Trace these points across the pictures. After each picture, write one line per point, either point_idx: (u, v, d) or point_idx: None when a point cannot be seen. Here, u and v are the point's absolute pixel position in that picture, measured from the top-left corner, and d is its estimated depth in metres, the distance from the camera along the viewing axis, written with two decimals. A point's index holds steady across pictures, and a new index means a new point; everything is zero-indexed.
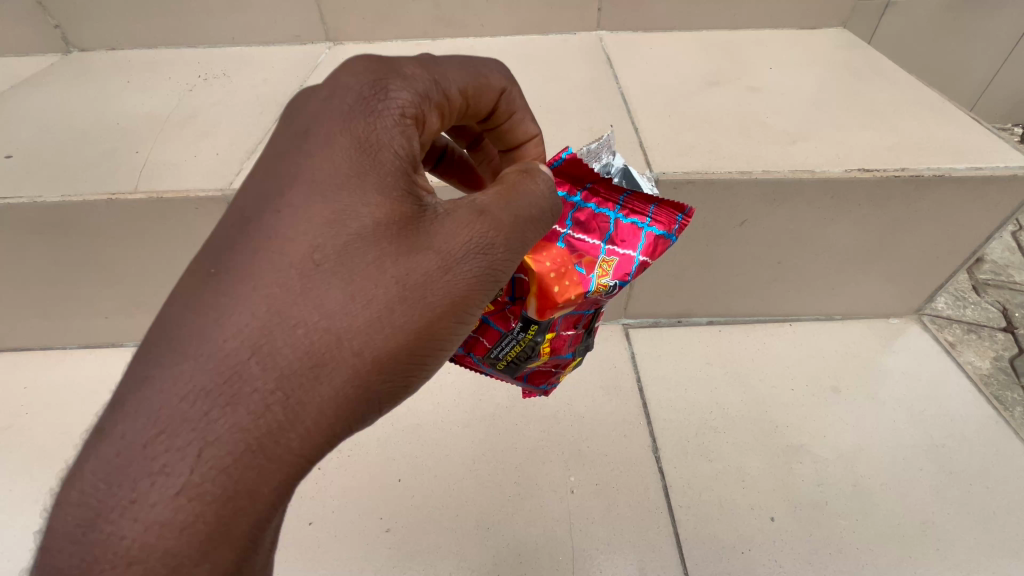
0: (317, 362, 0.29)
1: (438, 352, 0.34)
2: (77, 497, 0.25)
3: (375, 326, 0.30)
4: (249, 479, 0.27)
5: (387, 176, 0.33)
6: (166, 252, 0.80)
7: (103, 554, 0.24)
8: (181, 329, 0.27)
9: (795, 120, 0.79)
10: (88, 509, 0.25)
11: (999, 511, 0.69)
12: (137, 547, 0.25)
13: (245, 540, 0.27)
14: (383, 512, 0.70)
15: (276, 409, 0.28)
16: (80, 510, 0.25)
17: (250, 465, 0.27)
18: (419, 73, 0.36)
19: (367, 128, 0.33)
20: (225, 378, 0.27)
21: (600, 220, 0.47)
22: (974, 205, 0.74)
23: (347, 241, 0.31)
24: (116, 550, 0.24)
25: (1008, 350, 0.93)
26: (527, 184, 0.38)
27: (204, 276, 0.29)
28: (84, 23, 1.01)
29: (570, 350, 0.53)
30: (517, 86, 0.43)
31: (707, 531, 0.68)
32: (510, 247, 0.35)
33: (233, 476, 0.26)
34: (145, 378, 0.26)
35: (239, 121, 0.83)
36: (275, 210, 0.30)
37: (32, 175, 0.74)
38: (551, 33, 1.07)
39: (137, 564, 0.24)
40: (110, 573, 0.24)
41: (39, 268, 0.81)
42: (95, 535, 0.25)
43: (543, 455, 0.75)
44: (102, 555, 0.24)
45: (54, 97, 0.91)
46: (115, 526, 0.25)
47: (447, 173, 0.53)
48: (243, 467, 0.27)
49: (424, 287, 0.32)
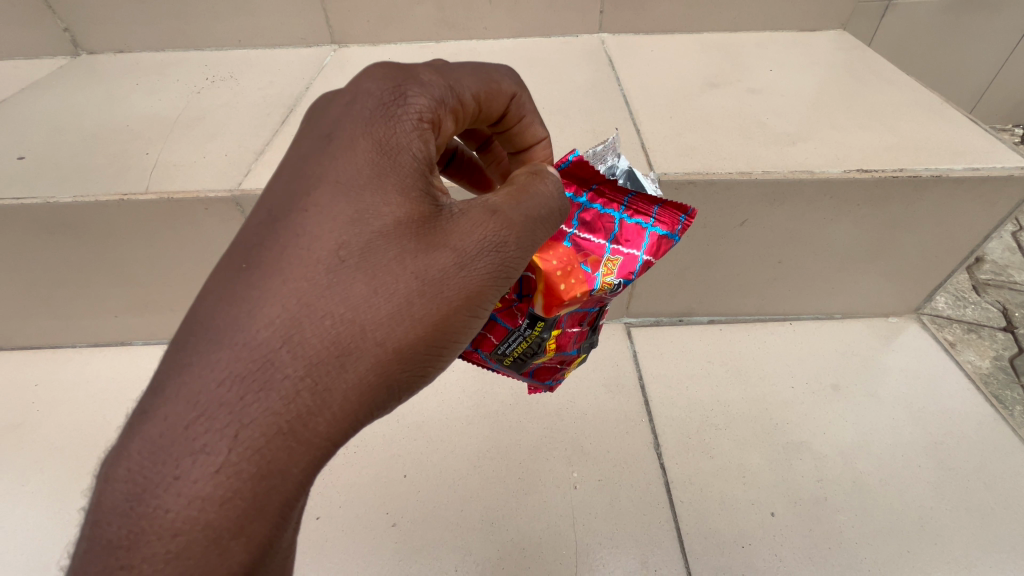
0: (343, 352, 0.30)
1: (454, 344, 0.35)
2: (124, 473, 0.26)
3: (397, 318, 0.32)
4: (281, 460, 0.28)
5: (406, 176, 0.34)
6: (175, 251, 0.81)
7: (150, 525, 0.26)
8: (217, 320, 0.29)
9: (794, 121, 0.80)
10: (135, 484, 0.26)
11: (997, 506, 0.70)
12: (181, 519, 0.26)
13: (277, 517, 0.29)
14: (389, 507, 0.72)
15: (305, 395, 0.29)
16: (127, 485, 0.26)
17: (282, 447, 0.28)
18: (435, 80, 0.37)
19: (387, 131, 0.34)
20: (258, 365, 0.28)
21: (605, 220, 0.48)
22: (972, 205, 0.75)
23: (370, 238, 0.32)
24: (162, 521, 0.26)
25: (1007, 349, 0.94)
26: (538, 185, 0.39)
27: (235, 270, 0.30)
28: (93, 26, 1.03)
29: (575, 347, 0.55)
30: (526, 92, 0.44)
31: (708, 526, 0.69)
32: (522, 245, 0.37)
33: (266, 457, 0.28)
34: (185, 365, 0.28)
35: (248, 123, 0.85)
36: (302, 208, 0.32)
37: (44, 176, 0.76)
38: (553, 36, 1.08)
39: (182, 535, 0.26)
40: (157, 543, 0.26)
41: (50, 268, 0.83)
42: (142, 508, 0.26)
43: (547, 451, 0.77)
44: (149, 526, 0.26)
45: (65, 99, 0.93)
46: (160, 500, 0.26)
47: (456, 175, 0.54)
48: (276, 449, 0.28)
49: (442, 282, 0.33)
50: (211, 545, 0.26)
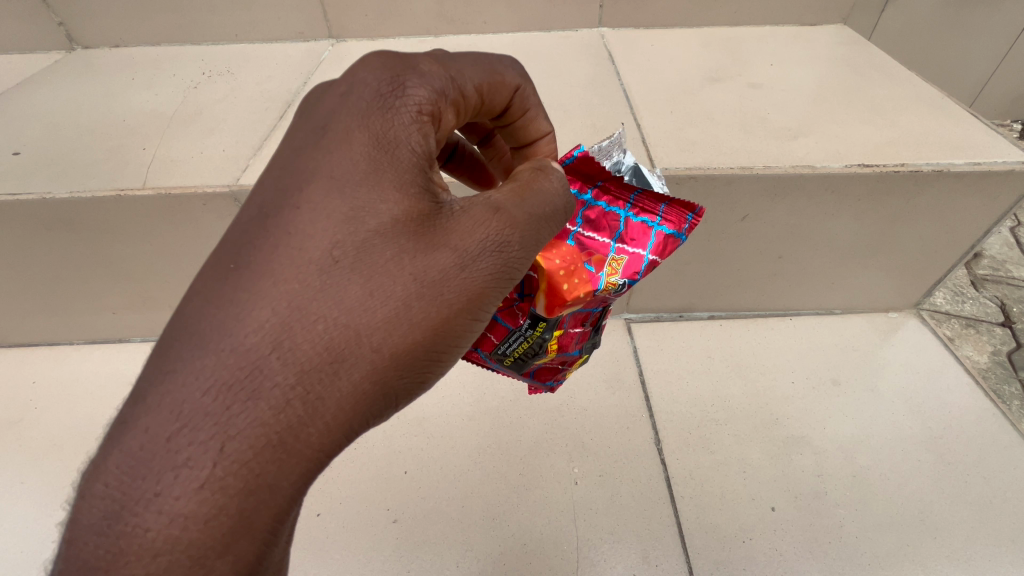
0: (337, 358, 0.30)
1: (453, 349, 0.35)
2: (101, 489, 0.26)
3: (392, 322, 0.31)
4: (270, 473, 0.28)
5: (404, 173, 0.34)
6: (173, 247, 0.80)
7: (130, 545, 0.25)
8: (203, 324, 0.28)
9: (795, 116, 0.80)
10: (114, 501, 0.26)
11: (996, 500, 0.71)
12: (162, 539, 0.26)
13: (266, 532, 0.28)
14: (390, 503, 0.72)
15: (296, 404, 0.29)
16: (105, 502, 0.26)
17: (270, 459, 0.28)
18: (435, 71, 0.37)
19: (385, 125, 0.34)
20: (246, 372, 0.28)
21: (610, 218, 0.48)
22: (973, 200, 0.75)
23: (366, 238, 0.32)
24: (142, 541, 0.26)
25: (1006, 344, 0.95)
26: (541, 182, 0.39)
27: (224, 270, 0.30)
28: (88, 21, 1.02)
29: (577, 347, 0.54)
30: (530, 84, 0.44)
31: (709, 521, 0.69)
32: (525, 245, 0.36)
33: (254, 470, 0.27)
34: (168, 372, 0.27)
35: (245, 117, 0.84)
36: (295, 207, 0.31)
37: (40, 172, 0.75)
38: (553, 30, 1.07)
39: (163, 555, 0.26)
40: (135, 565, 0.25)
41: (47, 265, 0.82)
42: (120, 527, 0.26)
43: (547, 447, 0.77)
44: (128, 545, 0.25)
45: (60, 94, 0.92)
46: (140, 518, 0.26)
47: (457, 171, 0.54)
48: (265, 461, 0.28)
49: (440, 284, 0.33)
50: (195, 565, 0.26)
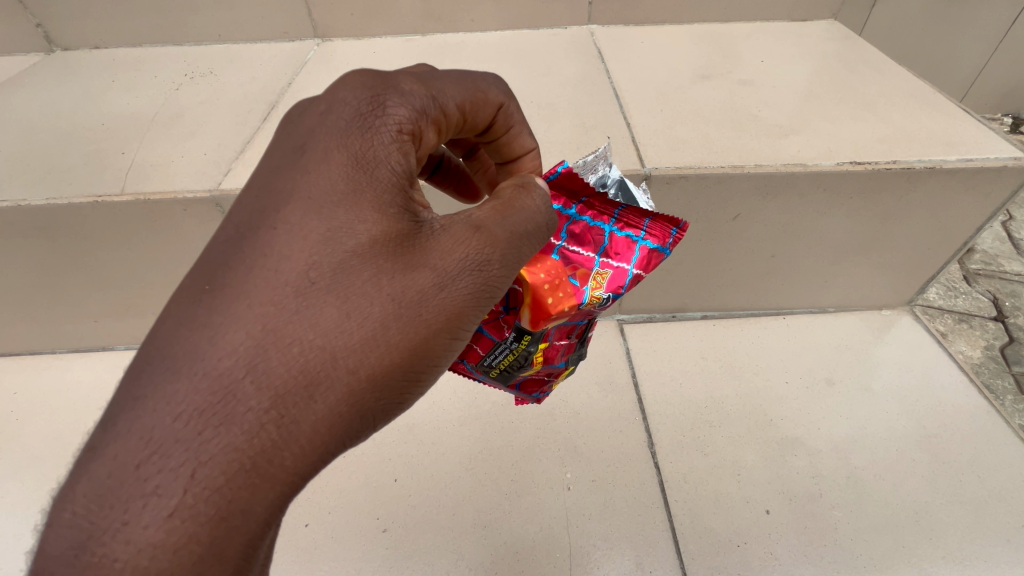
0: (312, 381, 0.28)
1: (432, 368, 0.33)
2: (69, 518, 0.25)
3: (370, 343, 0.30)
4: (243, 499, 0.27)
5: (383, 193, 0.32)
6: (154, 253, 0.79)
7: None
8: (176, 348, 0.27)
9: (787, 113, 0.79)
10: (81, 530, 0.25)
11: (991, 499, 0.70)
12: (130, 569, 0.24)
13: (238, 560, 0.27)
14: (379, 513, 0.71)
15: (270, 428, 0.27)
16: (73, 531, 0.25)
17: (243, 485, 0.27)
18: (416, 89, 0.35)
19: (364, 145, 0.33)
20: (218, 397, 0.27)
21: (595, 233, 0.47)
22: (966, 196, 0.74)
23: (344, 258, 0.31)
24: (109, 572, 0.24)
25: (999, 339, 0.95)
26: (524, 199, 0.38)
27: (198, 292, 0.29)
28: (66, 22, 0.99)
29: (563, 359, 0.53)
30: (514, 100, 0.42)
31: (703, 526, 0.68)
32: (506, 262, 0.35)
33: (225, 497, 0.26)
34: (138, 398, 0.26)
35: (227, 120, 0.82)
36: (272, 227, 0.30)
37: (16, 178, 0.73)
38: (541, 28, 1.06)
39: None
40: None
41: (28, 274, 0.80)
42: (87, 558, 0.24)
43: (540, 452, 0.76)
44: None
45: (38, 97, 0.90)
46: (107, 548, 0.24)
47: (443, 182, 0.53)
48: (237, 487, 0.26)
49: (419, 304, 0.32)
50: None
